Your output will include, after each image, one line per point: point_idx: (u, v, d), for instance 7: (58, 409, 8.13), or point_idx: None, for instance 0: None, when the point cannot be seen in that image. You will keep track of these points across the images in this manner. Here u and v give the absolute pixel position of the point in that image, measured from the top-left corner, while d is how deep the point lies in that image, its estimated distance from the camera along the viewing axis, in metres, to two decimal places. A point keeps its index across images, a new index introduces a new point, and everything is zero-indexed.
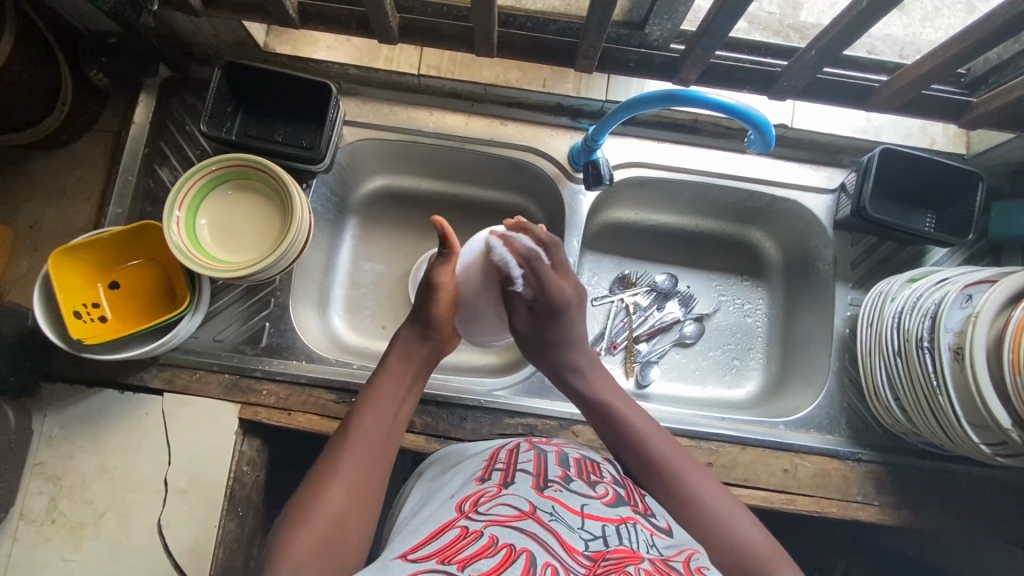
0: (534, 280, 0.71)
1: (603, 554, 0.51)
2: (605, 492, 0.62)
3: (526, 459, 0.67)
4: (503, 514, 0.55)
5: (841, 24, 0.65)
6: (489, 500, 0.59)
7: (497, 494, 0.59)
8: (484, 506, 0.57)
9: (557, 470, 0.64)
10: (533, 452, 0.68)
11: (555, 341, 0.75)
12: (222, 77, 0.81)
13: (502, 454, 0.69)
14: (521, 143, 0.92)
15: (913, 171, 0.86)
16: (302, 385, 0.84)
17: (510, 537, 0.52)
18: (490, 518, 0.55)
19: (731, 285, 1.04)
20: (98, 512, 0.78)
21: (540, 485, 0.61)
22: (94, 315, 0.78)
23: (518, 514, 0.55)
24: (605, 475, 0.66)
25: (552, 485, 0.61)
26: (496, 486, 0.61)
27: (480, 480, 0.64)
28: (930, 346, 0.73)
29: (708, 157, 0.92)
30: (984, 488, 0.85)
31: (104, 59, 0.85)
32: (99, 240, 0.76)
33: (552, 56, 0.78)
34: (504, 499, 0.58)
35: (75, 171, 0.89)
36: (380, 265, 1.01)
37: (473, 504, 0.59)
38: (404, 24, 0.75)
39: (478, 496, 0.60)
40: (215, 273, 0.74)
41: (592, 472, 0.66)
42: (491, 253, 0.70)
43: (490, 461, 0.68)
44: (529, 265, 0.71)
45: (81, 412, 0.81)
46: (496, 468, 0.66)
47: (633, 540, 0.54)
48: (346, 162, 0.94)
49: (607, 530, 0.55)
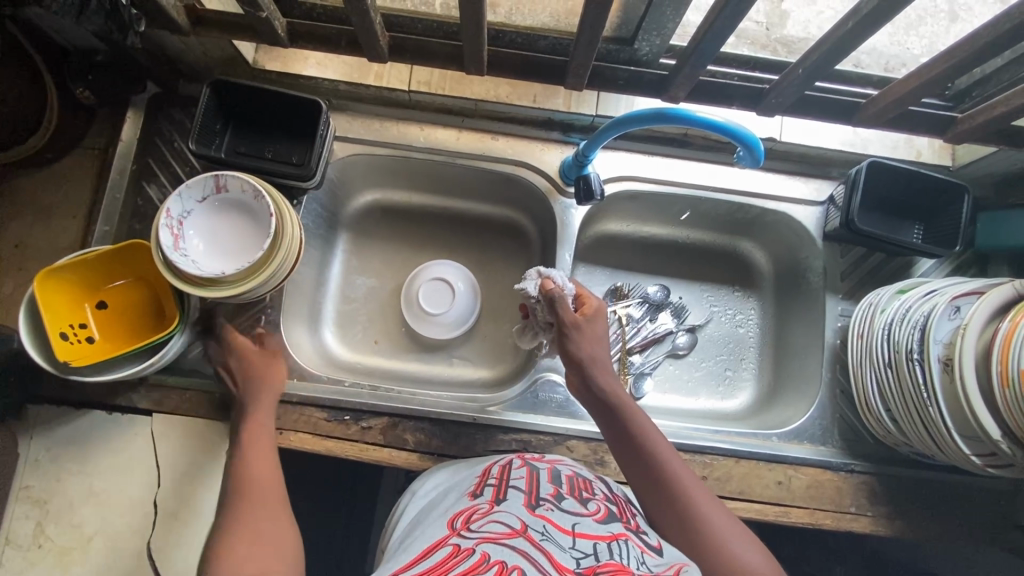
0: (579, 297, 0.80)
1: (594, 569, 0.51)
2: (597, 510, 0.62)
3: (519, 475, 0.67)
4: (496, 532, 0.55)
5: (828, 43, 0.66)
6: (481, 517, 0.58)
7: (489, 511, 0.59)
8: (476, 523, 0.57)
9: (549, 488, 0.64)
10: (525, 469, 0.68)
11: (596, 341, 0.75)
12: (211, 94, 0.80)
13: (494, 470, 0.69)
14: (512, 158, 0.92)
15: (899, 184, 0.87)
16: (294, 405, 0.83)
17: (502, 554, 0.51)
18: (481, 535, 0.55)
19: (723, 295, 1.04)
20: (86, 537, 0.77)
21: (531, 504, 0.60)
22: (82, 335, 0.76)
23: (511, 532, 0.55)
24: (598, 493, 0.66)
25: (544, 504, 0.61)
26: (489, 503, 0.61)
27: (473, 496, 0.64)
28: (919, 358, 0.74)
29: (697, 170, 0.93)
30: (975, 498, 0.86)
31: (91, 77, 0.84)
32: (85, 258, 0.75)
33: (544, 73, 0.78)
34: (496, 516, 0.58)
35: (61, 189, 0.88)
36: (372, 279, 1.01)
37: (465, 521, 0.58)
38: (393, 42, 0.75)
39: (470, 513, 0.60)
40: (195, 290, 0.72)
41: (584, 489, 0.66)
42: (551, 278, 0.80)
43: (482, 478, 0.68)
44: (580, 287, 0.81)
45: (68, 434, 0.80)
46: (489, 484, 0.66)
47: (625, 555, 0.54)
48: (337, 177, 0.94)
49: (598, 547, 0.54)
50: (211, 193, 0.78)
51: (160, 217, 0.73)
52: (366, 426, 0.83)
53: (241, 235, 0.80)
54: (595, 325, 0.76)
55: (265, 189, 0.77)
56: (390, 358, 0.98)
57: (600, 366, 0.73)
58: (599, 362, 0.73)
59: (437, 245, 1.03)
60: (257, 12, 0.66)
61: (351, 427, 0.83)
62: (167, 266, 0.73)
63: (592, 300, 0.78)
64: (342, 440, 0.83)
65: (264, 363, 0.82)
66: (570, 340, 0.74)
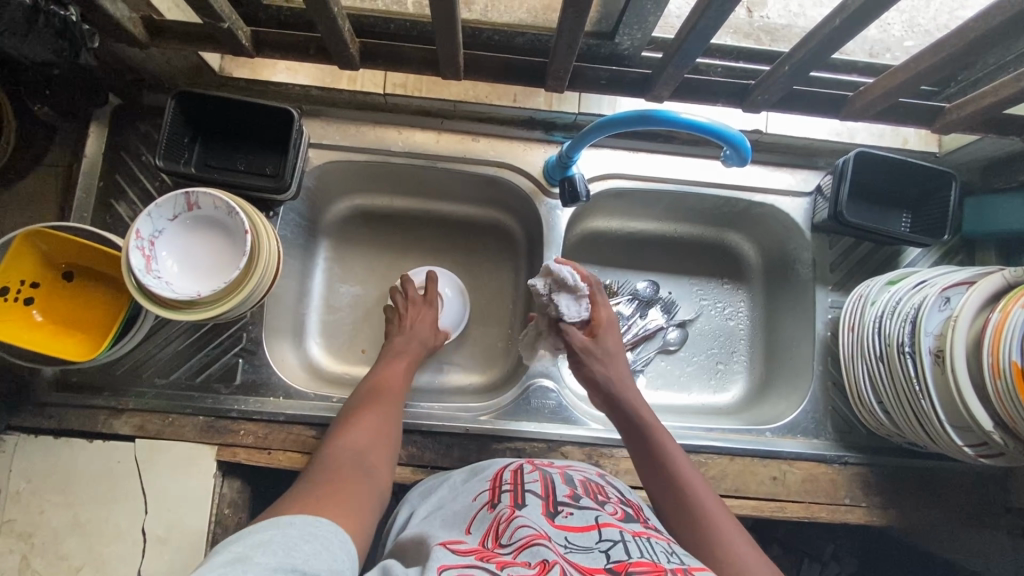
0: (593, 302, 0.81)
1: (626, 566, 0.48)
2: (616, 510, 0.60)
3: (532, 480, 0.64)
4: (529, 536, 0.52)
5: (814, 39, 0.63)
6: (507, 527, 0.54)
7: (512, 518, 0.56)
8: (506, 536, 0.53)
9: (565, 491, 0.62)
10: (538, 473, 0.66)
11: (611, 354, 0.79)
12: (176, 107, 0.77)
13: (506, 475, 0.66)
14: (494, 159, 0.90)
15: (886, 173, 0.86)
16: (281, 423, 0.82)
17: (537, 553, 0.48)
18: (518, 543, 0.51)
19: (712, 288, 1.03)
20: (74, 568, 0.75)
21: (550, 512, 0.58)
22: (24, 295, 0.74)
23: (542, 535, 0.52)
24: (612, 496, 0.64)
25: (563, 510, 0.58)
26: (509, 509, 0.58)
27: (491, 505, 0.60)
28: (910, 351, 0.74)
29: (683, 165, 0.91)
30: (967, 483, 0.86)
31: (47, 92, 0.81)
32: (62, 239, 0.73)
33: (522, 75, 0.76)
34: (521, 522, 0.54)
35: (24, 211, 0.85)
36: (356, 287, 0.98)
37: (494, 537, 0.54)
38: (365, 49, 0.72)
39: (495, 526, 0.56)
40: (152, 308, 0.69)
41: (598, 492, 0.64)
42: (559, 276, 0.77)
43: (494, 484, 0.65)
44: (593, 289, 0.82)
45: (48, 464, 0.78)
46: (504, 490, 0.62)
47: (653, 552, 0.52)
48: (314, 185, 0.91)
49: (625, 536, 0.54)
50: (178, 206, 0.75)
51: (130, 239, 0.69)
52: None
53: (215, 250, 0.77)
54: (608, 340, 0.80)
55: (238, 204, 0.74)
56: None
57: (623, 383, 0.76)
58: (622, 380, 0.77)
59: (421, 249, 1.00)
60: (218, 23, 0.63)
61: None
62: (139, 291, 0.70)
63: (604, 314, 0.81)
64: None
65: (428, 321, 0.87)
66: (583, 363, 0.79)
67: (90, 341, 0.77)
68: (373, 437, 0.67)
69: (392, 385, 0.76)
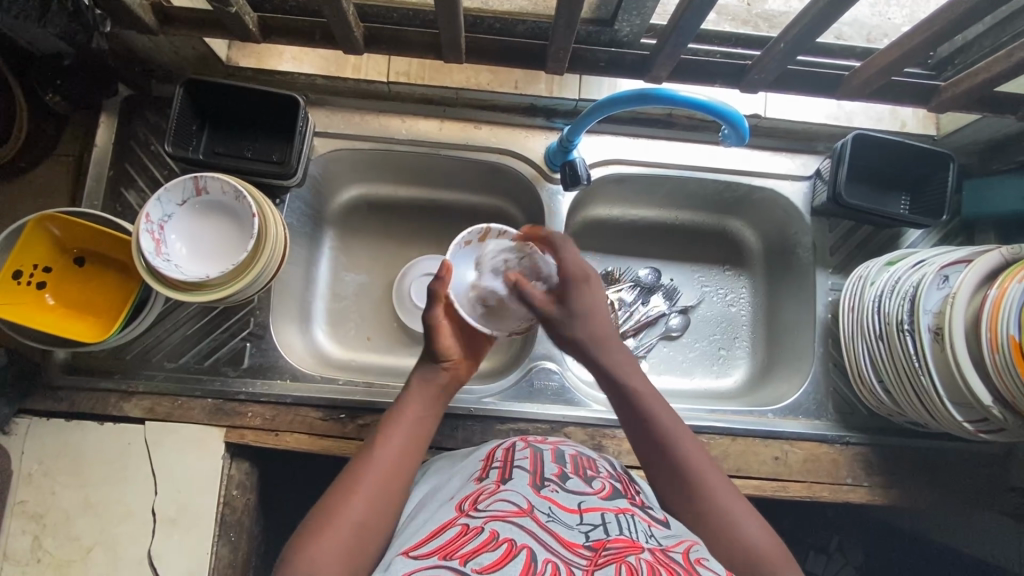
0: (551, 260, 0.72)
1: (603, 543, 0.50)
2: (602, 487, 0.61)
3: (522, 456, 0.65)
4: (503, 511, 0.53)
5: (807, 16, 0.64)
6: (488, 496, 0.56)
7: (495, 491, 0.57)
8: (483, 503, 0.55)
9: (553, 468, 0.63)
10: (529, 450, 0.66)
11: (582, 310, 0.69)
12: (184, 95, 0.79)
13: (498, 452, 0.67)
14: (496, 146, 0.91)
15: (886, 155, 0.86)
16: (288, 405, 0.83)
17: (510, 532, 0.50)
18: (489, 514, 0.53)
19: (714, 275, 1.04)
20: (86, 548, 0.76)
21: (537, 484, 0.59)
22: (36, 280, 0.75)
23: (519, 511, 0.53)
24: (602, 471, 0.65)
25: (549, 484, 0.59)
26: (495, 483, 0.59)
27: (479, 479, 0.62)
28: (910, 329, 0.74)
29: (683, 150, 0.92)
30: (969, 463, 0.87)
31: (59, 81, 0.81)
32: (75, 224, 0.75)
33: (522, 58, 0.77)
34: (503, 495, 0.56)
35: (39, 199, 0.86)
36: (361, 275, 0.99)
37: (472, 502, 0.57)
38: (369, 33, 0.74)
39: (477, 494, 0.58)
40: (165, 290, 0.71)
41: (588, 468, 0.65)
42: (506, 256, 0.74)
43: (487, 461, 0.66)
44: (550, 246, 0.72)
45: (60, 447, 0.79)
46: (494, 466, 0.64)
47: (633, 530, 0.53)
48: (320, 174, 0.93)
49: (606, 518, 0.54)
50: (187, 191, 0.76)
51: (139, 222, 0.71)
52: (362, 423, 0.83)
53: (222, 232, 0.79)
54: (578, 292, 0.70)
55: (247, 190, 0.75)
56: (383, 354, 0.97)
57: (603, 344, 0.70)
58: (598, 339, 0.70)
59: (425, 238, 1.02)
60: (225, 7, 0.65)
61: (347, 425, 0.82)
62: (149, 272, 0.71)
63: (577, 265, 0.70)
64: (339, 438, 0.82)
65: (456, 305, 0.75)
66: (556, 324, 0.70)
67: (100, 325, 0.78)
68: (350, 537, 0.56)
69: (392, 453, 0.64)
